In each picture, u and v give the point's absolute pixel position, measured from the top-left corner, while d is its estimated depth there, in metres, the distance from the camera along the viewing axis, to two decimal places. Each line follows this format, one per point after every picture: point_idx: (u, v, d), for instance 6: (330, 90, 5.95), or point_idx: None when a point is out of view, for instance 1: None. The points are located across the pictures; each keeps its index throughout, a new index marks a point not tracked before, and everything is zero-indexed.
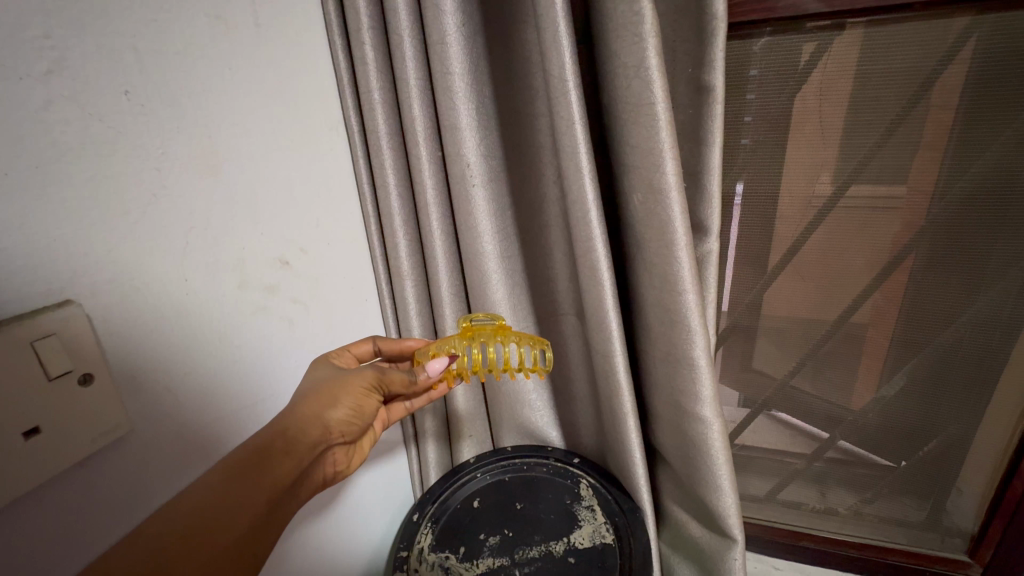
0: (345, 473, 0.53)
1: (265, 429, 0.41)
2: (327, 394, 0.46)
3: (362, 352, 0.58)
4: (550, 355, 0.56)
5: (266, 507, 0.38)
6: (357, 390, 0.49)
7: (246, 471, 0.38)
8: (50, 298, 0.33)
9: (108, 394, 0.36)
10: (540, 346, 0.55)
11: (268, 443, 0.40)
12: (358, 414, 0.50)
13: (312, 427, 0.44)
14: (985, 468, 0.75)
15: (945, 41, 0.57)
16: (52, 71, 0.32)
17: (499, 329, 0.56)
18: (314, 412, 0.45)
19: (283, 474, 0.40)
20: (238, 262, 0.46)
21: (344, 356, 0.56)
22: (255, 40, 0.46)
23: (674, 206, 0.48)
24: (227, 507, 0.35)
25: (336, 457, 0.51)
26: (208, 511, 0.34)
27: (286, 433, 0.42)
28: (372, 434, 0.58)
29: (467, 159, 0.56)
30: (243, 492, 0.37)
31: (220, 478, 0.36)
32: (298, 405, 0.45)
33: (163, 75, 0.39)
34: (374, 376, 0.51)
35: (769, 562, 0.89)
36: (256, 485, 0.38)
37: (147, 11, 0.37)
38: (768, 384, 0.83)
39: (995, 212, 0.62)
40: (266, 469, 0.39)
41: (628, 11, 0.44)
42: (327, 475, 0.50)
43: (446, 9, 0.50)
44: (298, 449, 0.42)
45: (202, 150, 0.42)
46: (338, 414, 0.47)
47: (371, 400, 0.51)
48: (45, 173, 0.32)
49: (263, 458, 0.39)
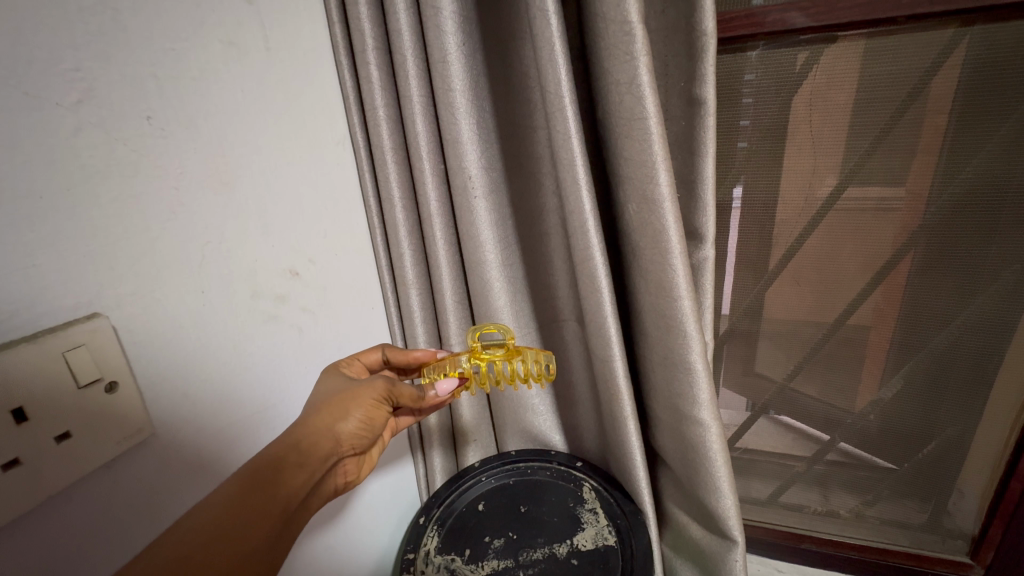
0: (356, 482, 0.54)
1: (279, 441, 0.43)
2: (337, 406, 0.48)
3: (371, 360, 0.59)
4: (553, 364, 0.57)
5: (280, 518, 0.39)
6: (367, 403, 0.50)
7: (262, 482, 0.39)
8: (79, 311, 0.35)
9: (132, 398, 0.38)
10: (546, 355, 0.57)
11: (282, 454, 0.42)
12: (368, 426, 0.51)
13: (324, 440, 0.45)
14: (985, 470, 0.75)
15: (930, 51, 0.58)
16: (81, 100, 0.34)
17: (510, 351, 0.58)
18: (326, 424, 0.46)
19: (296, 485, 0.42)
20: (250, 273, 0.48)
21: (354, 365, 0.57)
22: (267, 63, 0.49)
23: (668, 215, 0.50)
24: (244, 517, 0.37)
25: (348, 467, 0.52)
26: (225, 519, 0.36)
27: (299, 446, 0.43)
28: (381, 442, 0.59)
29: (469, 171, 0.58)
30: (259, 503, 0.38)
31: (235, 488, 0.38)
32: (310, 418, 0.46)
33: (181, 100, 0.41)
34: (384, 387, 0.51)
35: (772, 565, 0.90)
36: (271, 496, 0.39)
37: (166, 41, 0.40)
38: (768, 387, 0.84)
39: (985, 216, 0.63)
40: (281, 480, 0.40)
41: (620, 31, 0.46)
42: (338, 485, 0.52)
43: (447, 30, 0.53)
44: (311, 462, 0.44)
45: (215, 167, 0.44)
46: (349, 426, 0.48)
47: (380, 412, 0.52)
48: (75, 195, 0.34)
49: (278, 468, 0.41)
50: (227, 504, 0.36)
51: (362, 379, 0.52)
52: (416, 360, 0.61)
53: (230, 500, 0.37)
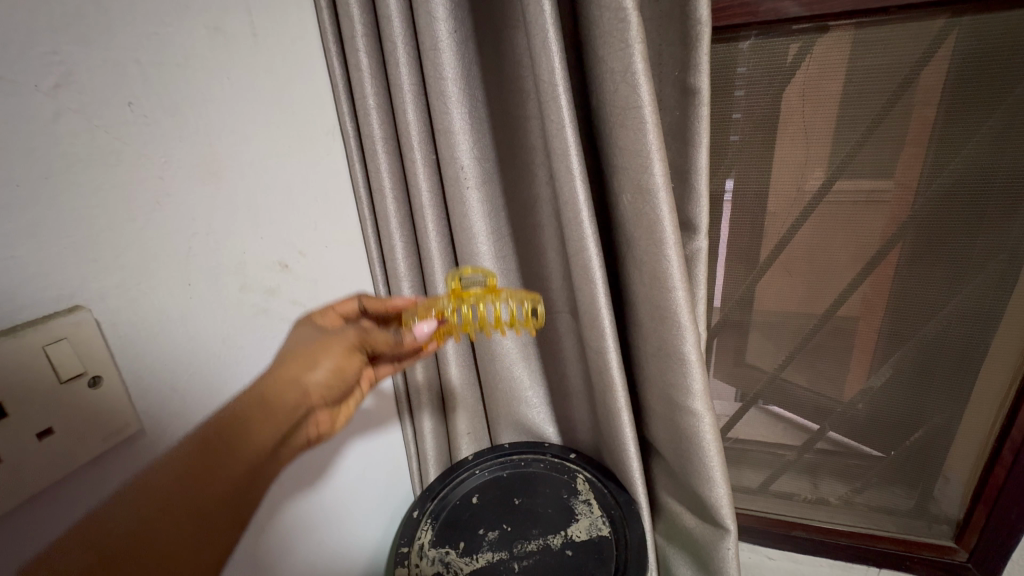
0: (330, 433, 0.52)
1: (241, 396, 0.39)
2: (307, 357, 0.46)
3: (347, 311, 0.54)
4: (542, 310, 0.52)
5: (247, 478, 0.36)
6: (338, 351, 0.49)
7: (225, 442, 0.35)
8: (61, 304, 0.34)
9: (116, 394, 0.37)
10: (532, 300, 0.52)
11: (246, 411, 0.38)
12: (339, 377, 0.50)
13: (293, 392, 0.44)
14: (970, 457, 0.77)
15: (921, 44, 0.59)
16: (60, 85, 0.33)
17: (489, 289, 0.52)
18: (293, 376, 0.44)
19: (265, 440, 0.38)
20: (239, 265, 0.47)
21: (328, 315, 0.52)
22: (253, 50, 0.48)
23: (663, 205, 0.49)
24: (206, 480, 0.33)
25: (320, 419, 0.51)
26: (184, 482, 0.32)
27: (265, 399, 0.41)
28: (358, 393, 0.57)
29: (461, 161, 0.58)
30: (226, 460, 0.35)
31: (196, 447, 0.34)
32: (275, 370, 0.44)
33: (165, 86, 0.40)
34: (356, 335, 0.52)
35: (763, 553, 0.91)
36: (237, 458, 0.36)
37: (149, 25, 0.39)
38: (759, 377, 0.85)
39: (972, 208, 0.64)
40: (246, 438, 0.37)
41: (614, 18, 0.46)
42: (311, 435, 0.50)
43: (438, 17, 0.51)
44: (279, 417, 0.41)
45: (202, 156, 0.43)
46: (319, 377, 0.47)
47: (353, 361, 0.52)
48: (54, 183, 0.33)
49: (242, 424, 0.37)
50: (186, 469, 0.33)
51: (332, 330, 0.51)
52: (397, 308, 0.57)
53: (188, 462, 0.33)
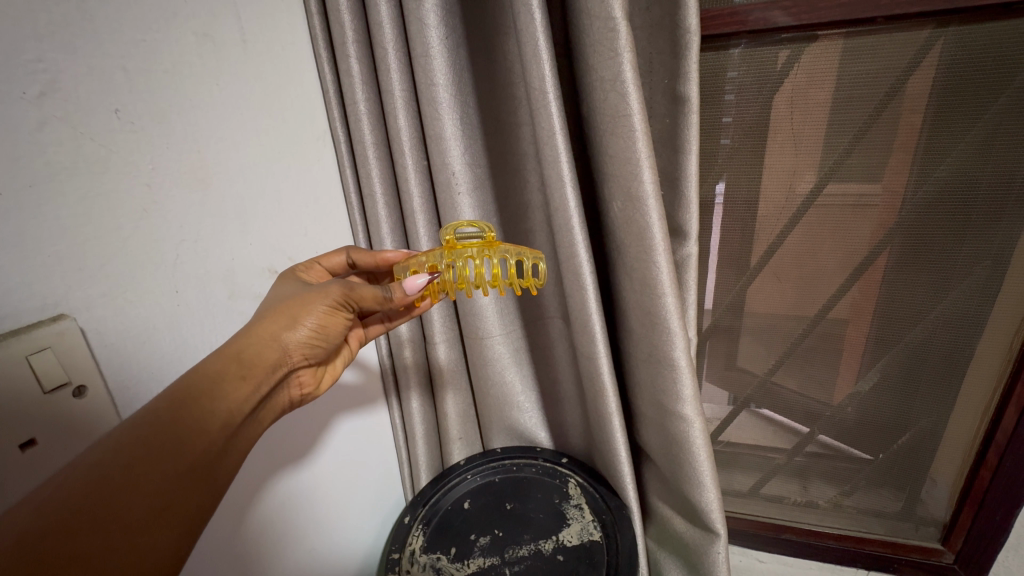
0: (315, 393, 0.52)
1: (212, 356, 0.39)
2: (285, 314, 0.43)
3: (334, 264, 0.55)
4: (544, 268, 0.49)
5: (221, 435, 0.37)
6: (320, 311, 0.45)
7: (191, 402, 0.35)
8: (45, 314, 0.34)
9: (101, 403, 0.37)
10: (535, 255, 0.48)
11: (217, 369, 0.38)
12: (323, 335, 0.47)
13: (269, 351, 0.42)
14: (956, 460, 0.78)
15: (906, 54, 0.60)
16: (44, 92, 0.33)
17: (487, 243, 0.48)
18: (271, 333, 0.43)
19: (236, 400, 0.38)
20: (227, 273, 0.47)
21: (314, 270, 0.53)
22: (242, 56, 0.47)
23: (652, 213, 0.50)
24: (169, 446, 0.32)
25: (303, 378, 0.49)
26: (146, 446, 0.31)
27: (240, 357, 0.40)
28: (346, 352, 0.57)
29: (452, 167, 0.58)
30: (194, 420, 0.35)
31: (165, 407, 0.34)
32: (252, 326, 0.42)
33: (152, 93, 0.40)
34: (340, 292, 0.46)
35: (754, 556, 0.92)
36: (203, 420, 0.35)
37: (135, 32, 0.38)
38: (750, 380, 0.85)
39: (958, 215, 0.65)
40: (214, 399, 0.37)
41: (604, 27, 0.46)
42: (293, 396, 0.49)
43: (429, 23, 0.52)
44: (255, 375, 0.40)
45: (189, 163, 0.43)
46: (299, 336, 0.45)
47: (339, 318, 0.48)
48: (39, 192, 0.33)
49: (213, 384, 0.37)
50: (148, 433, 0.32)
51: (317, 285, 0.47)
52: (387, 261, 0.55)
53: (150, 427, 0.32)
